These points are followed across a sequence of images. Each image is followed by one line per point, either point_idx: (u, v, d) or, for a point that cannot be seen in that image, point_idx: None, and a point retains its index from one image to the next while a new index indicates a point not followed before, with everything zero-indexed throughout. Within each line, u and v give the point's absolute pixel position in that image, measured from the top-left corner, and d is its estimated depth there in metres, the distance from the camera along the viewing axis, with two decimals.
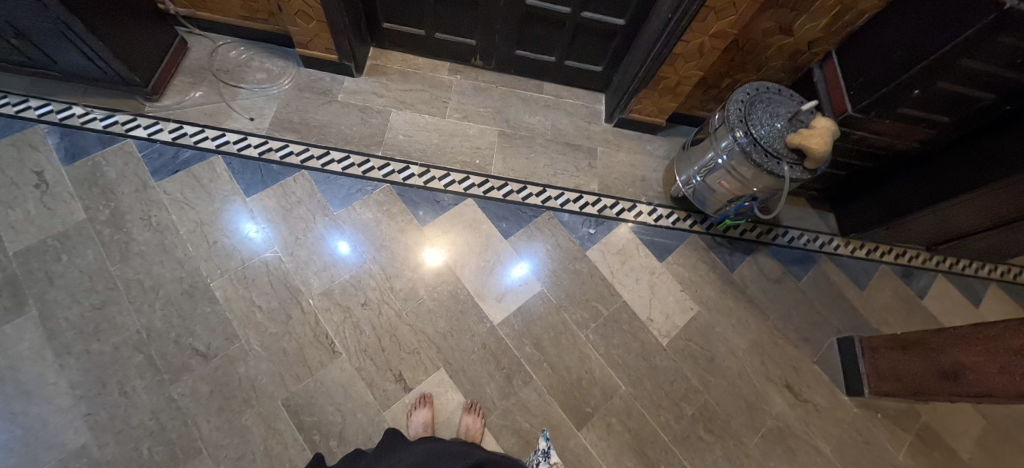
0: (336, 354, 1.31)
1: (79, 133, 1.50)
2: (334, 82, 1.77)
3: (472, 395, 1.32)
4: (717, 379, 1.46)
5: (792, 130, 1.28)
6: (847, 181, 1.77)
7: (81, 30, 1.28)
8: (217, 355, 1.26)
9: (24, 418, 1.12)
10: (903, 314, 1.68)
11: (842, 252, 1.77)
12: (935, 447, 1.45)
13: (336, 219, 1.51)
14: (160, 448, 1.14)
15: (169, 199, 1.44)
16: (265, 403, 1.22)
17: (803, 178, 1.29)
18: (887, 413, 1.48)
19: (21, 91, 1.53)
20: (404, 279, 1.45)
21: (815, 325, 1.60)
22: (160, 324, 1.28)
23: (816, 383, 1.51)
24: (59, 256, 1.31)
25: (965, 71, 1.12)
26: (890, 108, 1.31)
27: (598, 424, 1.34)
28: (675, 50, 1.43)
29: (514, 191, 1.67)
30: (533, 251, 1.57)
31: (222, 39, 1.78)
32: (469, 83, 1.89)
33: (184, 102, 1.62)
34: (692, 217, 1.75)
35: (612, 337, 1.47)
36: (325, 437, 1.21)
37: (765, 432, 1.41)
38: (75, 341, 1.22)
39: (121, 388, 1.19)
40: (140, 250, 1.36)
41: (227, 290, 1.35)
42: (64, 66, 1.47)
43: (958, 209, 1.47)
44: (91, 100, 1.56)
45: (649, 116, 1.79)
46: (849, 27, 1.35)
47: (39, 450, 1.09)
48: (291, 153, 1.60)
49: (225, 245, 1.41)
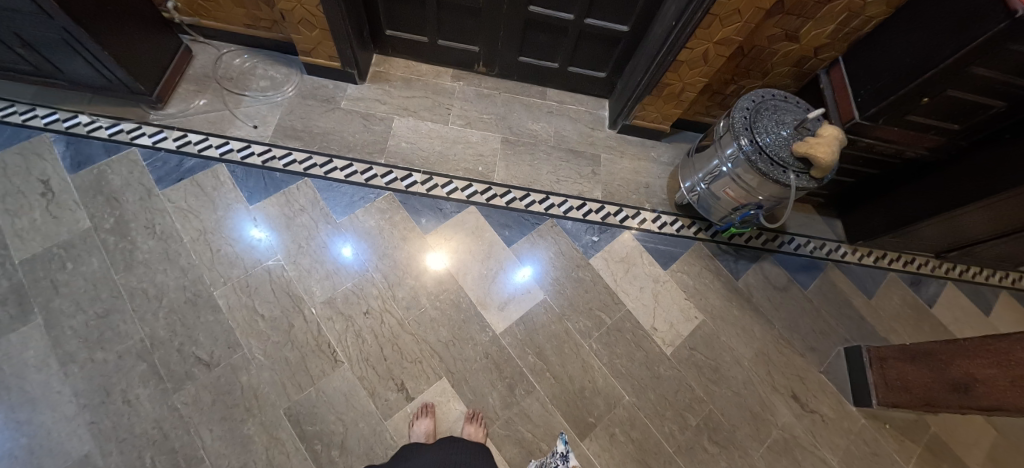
0: (338, 363, 1.31)
1: (85, 141, 1.51)
2: (337, 89, 1.78)
3: (474, 405, 1.31)
4: (721, 389, 1.45)
5: (798, 138, 1.26)
6: (853, 188, 1.74)
7: (85, 40, 1.29)
8: (220, 364, 1.26)
9: (29, 427, 1.13)
10: (911, 323, 1.65)
11: (850, 259, 1.75)
12: (945, 459, 1.43)
13: (339, 226, 1.51)
14: (162, 457, 1.14)
15: (173, 207, 1.45)
16: (267, 411, 1.22)
17: (809, 187, 1.27)
18: (894, 424, 1.46)
19: (28, 100, 1.55)
20: (406, 287, 1.45)
21: (821, 334, 1.58)
22: (163, 332, 1.28)
23: (823, 393, 1.49)
24: (65, 264, 1.32)
25: (975, 79, 1.10)
26: (898, 116, 1.28)
27: (601, 434, 1.32)
28: (678, 57, 1.42)
29: (517, 198, 1.66)
30: (536, 258, 1.56)
31: (226, 47, 1.79)
32: (472, 89, 1.89)
33: (189, 110, 1.63)
34: (697, 224, 1.73)
35: (615, 346, 1.46)
36: (327, 446, 1.21)
37: (770, 443, 1.39)
38: (80, 349, 1.23)
39: (124, 396, 1.19)
40: (144, 258, 1.37)
41: (230, 298, 1.35)
42: (70, 75, 1.49)
43: (969, 217, 1.45)
44: (96, 108, 1.58)
45: (652, 122, 1.78)
46: (856, 33, 1.34)
47: (43, 458, 1.10)
48: (294, 160, 1.60)
49: (229, 252, 1.41)
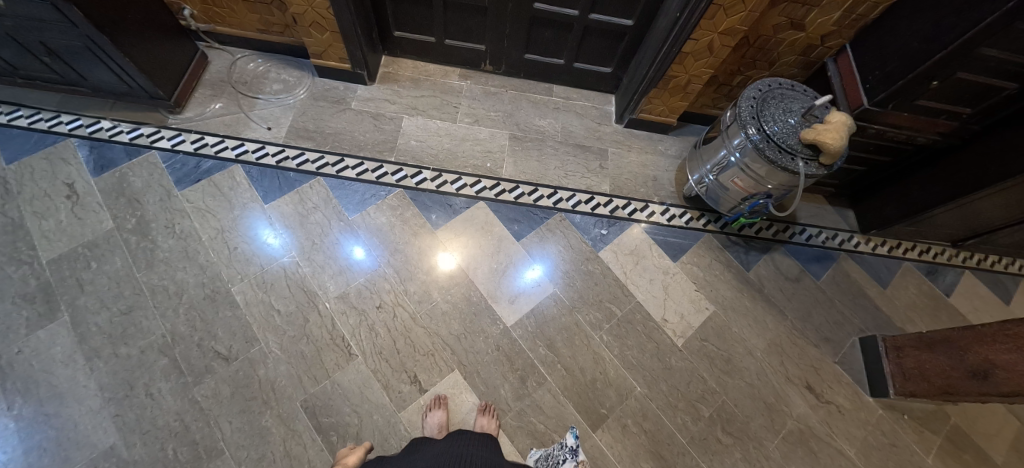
0: (352, 356, 1.33)
1: (107, 146, 1.56)
2: (348, 91, 1.82)
3: (486, 397, 1.32)
4: (734, 380, 1.44)
5: (806, 125, 1.26)
6: (866, 177, 1.73)
7: (107, 48, 1.35)
8: (238, 358, 1.29)
9: (57, 420, 1.17)
10: (928, 313, 1.63)
11: (863, 250, 1.73)
12: (966, 450, 1.40)
13: (350, 223, 1.54)
14: (184, 449, 1.17)
15: (191, 207, 1.49)
16: (284, 403, 1.25)
17: (819, 174, 1.26)
18: (913, 414, 1.43)
19: (53, 107, 1.61)
20: (417, 283, 1.47)
21: (835, 325, 1.57)
22: (183, 328, 1.31)
23: (838, 384, 1.47)
24: (89, 263, 1.37)
25: (986, 60, 1.10)
26: (908, 100, 1.28)
27: (614, 425, 1.33)
28: (683, 49, 1.43)
29: (525, 193, 1.68)
30: (545, 253, 1.57)
31: (240, 52, 1.85)
32: (479, 87, 1.91)
33: (205, 114, 1.68)
34: (705, 216, 1.73)
35: (626, 338, 1.46)
36: (343, 437, 1.23)
37: (785, 434, 1.37)
38: (104, 345, 1.27)
39: (147, 390, 1.22)
40: (164, 257, 1.41)
41: (247, 294, 1.38)
42: (93, 82, 1.54)
43: (985, 202, 1.43)
44: (117, 114, 1.63)
45: (659, 116, 1.79)
46: (863, 20, 1.33)
47: (71, 450, 1.14)
48: (307, 160, 1.64)
49: (245, 251, 1.45)
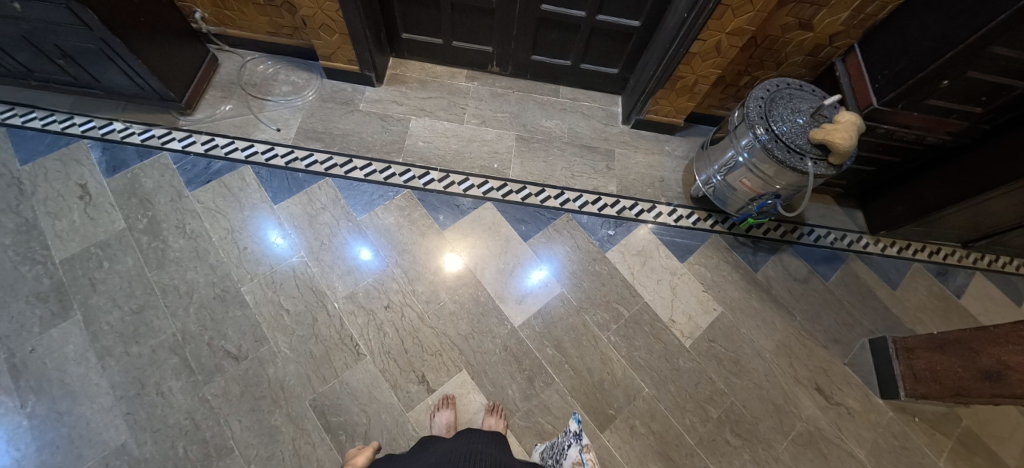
0: (361, 355, 1.34)
1: (119, 147, 1.58)
2: (355, 92, 1.83)
3: (494, 397, 1.32)
4: (743, 381, 1.43)
5: (815, 125, 1.25)
6: (874, 178, 1.72)
7: (120, 49, 1.36)
8: (248, 357, 1.30)
9: (69, 417, 1.18)
10: (939, 314, 1.61)
11: (872, 250, 1.72)
12: (979, 453, 1.38)
13: (359, 224, 1.55)
14: (194, 447, 1.17)
15: (202, 207, 1.51)
16: (292, 403, 1.26)
17: (828, 174, 1.25)
18: (924, 417, 1.42)
19: (66, 109, 1.63)
20: (425, 283, 1.47)
21: (844, 326, 1.56)
22: (194, 327, 1.33)
23: (848, 385, 1.46)
24: (101, 263, 1.39)
25: (996, 59, 1.09)
26: (917, 100, 1.28)
27: (621, 425, 1.32)
28: (691, 50, 1.43)
29: (532, 193, 1.68)
30: (552, 254, 1.57)
31: (249, 54, 1.87)
32: (486, 88, 1.92)
33: (215, 115, 1.70)
34: (713, 217, 1.73)
35: (634, 338, 1.46)
36: (351, 437, 1.23)
37: (794, 436, 1.36)
38: (116, 344, 1.28)
39: (158, 388, 1.24)
40: (175, 256, 1.42)
41: (256, 294, 1.39)
42: (105, 84, 1.56)
43: (995, 202, 1.42)
44: (129, 116, 1.65)
45: (665, 117, 1.79)
46: (872, 20, 1.33)
47: (83, 448, 1.15)
48: (316, 161, 1.65)
49: (254, 251, 1.46)
